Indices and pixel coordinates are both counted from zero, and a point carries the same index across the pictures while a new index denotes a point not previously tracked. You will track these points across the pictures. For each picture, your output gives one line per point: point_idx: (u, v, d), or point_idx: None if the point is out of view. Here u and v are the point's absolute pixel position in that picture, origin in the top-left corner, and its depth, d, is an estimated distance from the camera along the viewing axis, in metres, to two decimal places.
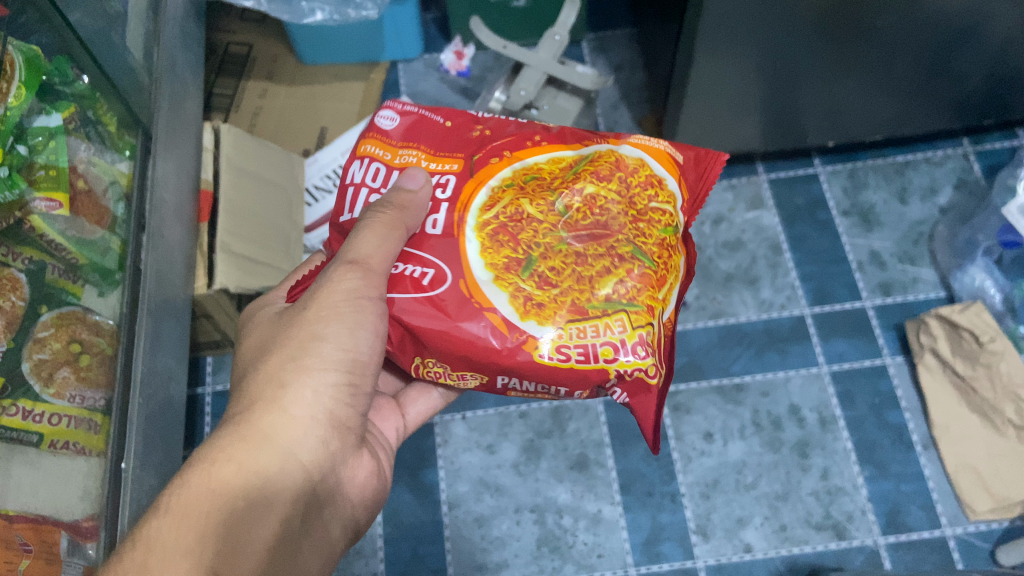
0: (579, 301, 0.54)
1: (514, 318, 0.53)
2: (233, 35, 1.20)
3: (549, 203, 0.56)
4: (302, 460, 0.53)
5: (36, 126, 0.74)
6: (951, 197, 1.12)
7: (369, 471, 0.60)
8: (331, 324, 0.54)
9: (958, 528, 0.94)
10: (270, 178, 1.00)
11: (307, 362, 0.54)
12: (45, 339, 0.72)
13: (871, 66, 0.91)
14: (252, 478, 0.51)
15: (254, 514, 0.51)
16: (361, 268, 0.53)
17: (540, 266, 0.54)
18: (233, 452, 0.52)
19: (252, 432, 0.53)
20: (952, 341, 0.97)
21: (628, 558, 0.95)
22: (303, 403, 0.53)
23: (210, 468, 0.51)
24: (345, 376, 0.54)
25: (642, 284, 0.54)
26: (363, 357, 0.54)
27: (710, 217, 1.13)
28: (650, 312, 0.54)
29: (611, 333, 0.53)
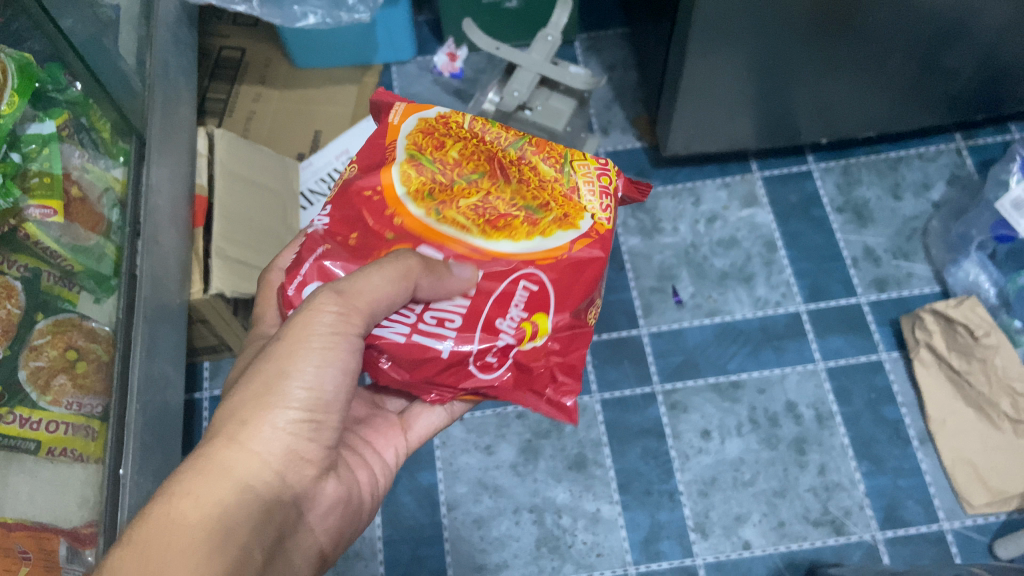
0: (557, 195, 0.59)
1: (539, 246, 0.57)
2: (226, 40, 1.20)
3: (458, 190, 0.58)
4: (260, 492, 0.49)
5: (30, 133, 0.74)
6: (944, 192, 1.12)
7: (337, 496, 0.57)
8: (301, 360, 0.50)
9: (956, 523, 0.94)
10: (264, 183, 1.00)
11: (270, 396, 0.50)
12: (41, 347, 0.72)
13: (863, 63, 0.92)
14: (209, 513, 0.47)
15: (215, 546, 0.46)
16: (343, 303, 0.50)
17: (512, 220, 0.58)
18: (190, 487, 0.48)
19: (210, 468, 0.48)
20: (948, 336, 0.97)
21: (627, 556, 0.95)
22: (262, 435, 0.50)
23: (167, 503, 0.46)
24: (308, 411, 0.51)
25: (539, 148, 0.60)
26: (327, 396, 0.51)
27: (704, 215, 1.13)
28: (570, 156, 0.60)
29: (585, 187, 0.59)
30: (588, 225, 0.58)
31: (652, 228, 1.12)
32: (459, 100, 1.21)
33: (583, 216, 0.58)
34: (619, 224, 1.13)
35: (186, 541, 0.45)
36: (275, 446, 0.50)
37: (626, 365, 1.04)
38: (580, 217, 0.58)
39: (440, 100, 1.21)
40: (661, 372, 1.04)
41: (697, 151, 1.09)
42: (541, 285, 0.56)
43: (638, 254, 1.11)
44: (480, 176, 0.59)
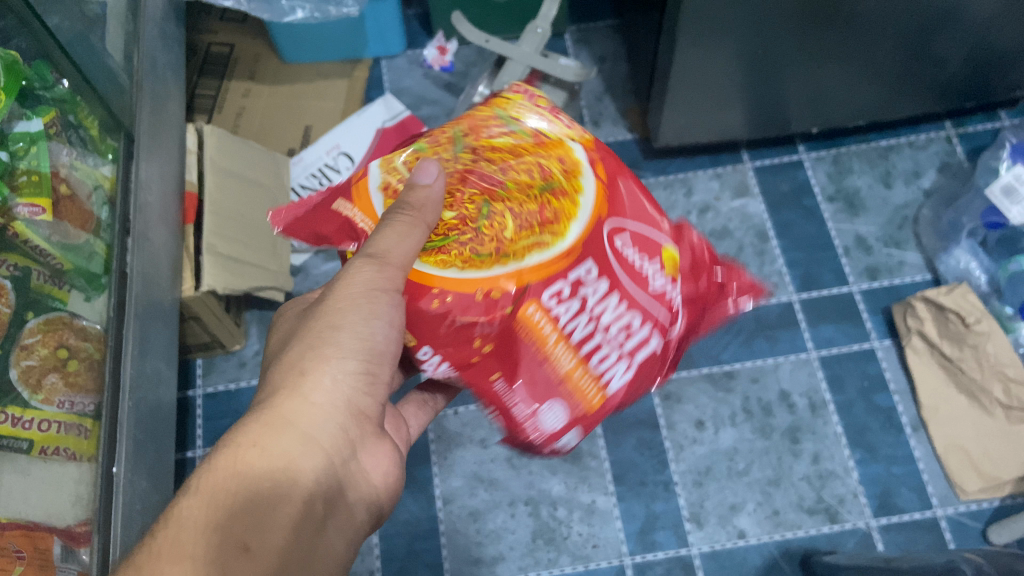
0: (524, 145, 0.55)
1: (586, 183, 0.56)
2: (214, 35, 1.19)
3: (501, 210, 0.54)
4: (324, 444, 0.49)
5: (17, 132, 0.74)
6: (935, 180, 1.13)
7: (393, 458, 0.55)
8: (350, 313, 0.51)
9: (949, 509, 0.95)
10: (253, 179, 1.00)
11: (325, 348, 0.51)
12: (32, 346, 0.71)
13: (853, 51, 0.92)
14: (275, 460, 0.48)
15: (276, 497, 0.47)
16: (377, 263, 0.50)
17: (547, 197, 0.54)
18: (254, 437, 0.48)
19: (273, 417, 0.49)
20: (939, 323, 0.97)
21: (623, 547, 0.95)
22: (322, 388, 0.50)
23: (236, 451, 0.47)
24: (365, 363, 0.51)
25: (475, 130, 0.56)
26: (380, 346, 0.51)
27: (696, 206, 1.13)
28: (497, 107, 0.58)
29: (533, 119, 0.57)
30: (566, 125, 0.58)
31: None
32: (450, 94, 1.21)
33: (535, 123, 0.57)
34: None
35: (252, 491, 0.46)
36: (336, 398, 0.51)
37: None
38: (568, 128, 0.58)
39: (430, 94, 1.20)
40: None
41: (688, 141, 1.09)
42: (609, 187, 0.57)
43: None
44: (493, 201, 0.54)
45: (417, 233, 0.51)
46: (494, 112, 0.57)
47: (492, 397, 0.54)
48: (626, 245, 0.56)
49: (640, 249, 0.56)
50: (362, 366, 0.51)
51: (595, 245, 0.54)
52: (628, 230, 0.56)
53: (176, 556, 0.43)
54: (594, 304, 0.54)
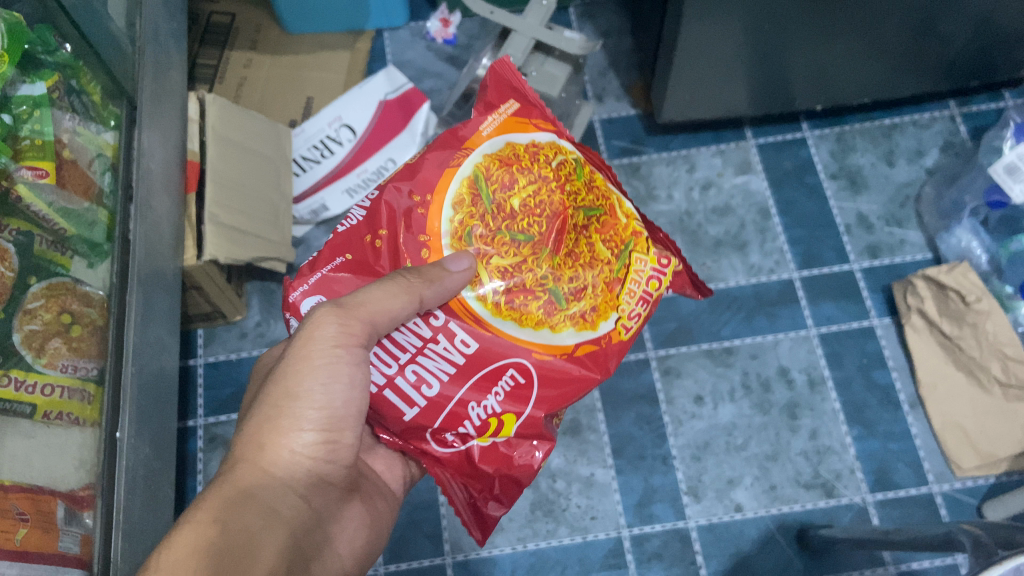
0: (607, 277, 0.57)
1: (553, 341, 0.56)
2: (216, 4, 1.18)
3: (500, 218, 0.56)
4: (283, 517, 0.52)
5: (20, 95, 0.74)
6: (938, 159, 1.12)
7: (357, 525, 0.60)
8: (309, 380, 0.53)
9: (945, 485, 0.96)
10: (256, 149, 0.99)
11: (283, 420, 0.54)
12: (35, 310, 0.71)
13: (860, 29, 0.91)
14: (238, 533, 0.49)
15: (243, 564, 0.47)
16: (344, 313, 0.52)
17: (580, 299, 0.56)
18: (215, 513, 0.50)
19: (234, 493, 0.52)
20: (940, 302, 0.98)
21: (620, 519, 0.96)
22: (282, 460, 0.53)
23: (198, 528, 0.49)
24: (322, 434, 0.54)
25: (606, 226, 0.58)
26: (338, 412, 0.53)
27: (699, 182, 1.13)
28: (637, 244, 0.58)
29: (644, 267, 0.57)
30: (587, 346, 0.56)
31: (646, 195, 1.12)
32: (452, 67, 1.20)
33: (611, 319, 0.57)
34: None
35: (220, 551, 0.48)
36: (295, 471, 0.54)
37: None
38: (602, 338, 0.57)
39: (433, 66, 1.20)
40: (654, 338, 1.04)
41: (692, 117, 1.09)
42: (530, 382, 0.56)
43: None
44: (541, 235, 0.56)
45: (405, 299, 0.52)
46: (656, 296, 0.58)
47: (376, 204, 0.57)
48: (488, 402, 0.55)
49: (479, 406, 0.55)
50: (320, 437, 0.54)
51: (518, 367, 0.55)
52: (495, 392, 0.55)
53: None
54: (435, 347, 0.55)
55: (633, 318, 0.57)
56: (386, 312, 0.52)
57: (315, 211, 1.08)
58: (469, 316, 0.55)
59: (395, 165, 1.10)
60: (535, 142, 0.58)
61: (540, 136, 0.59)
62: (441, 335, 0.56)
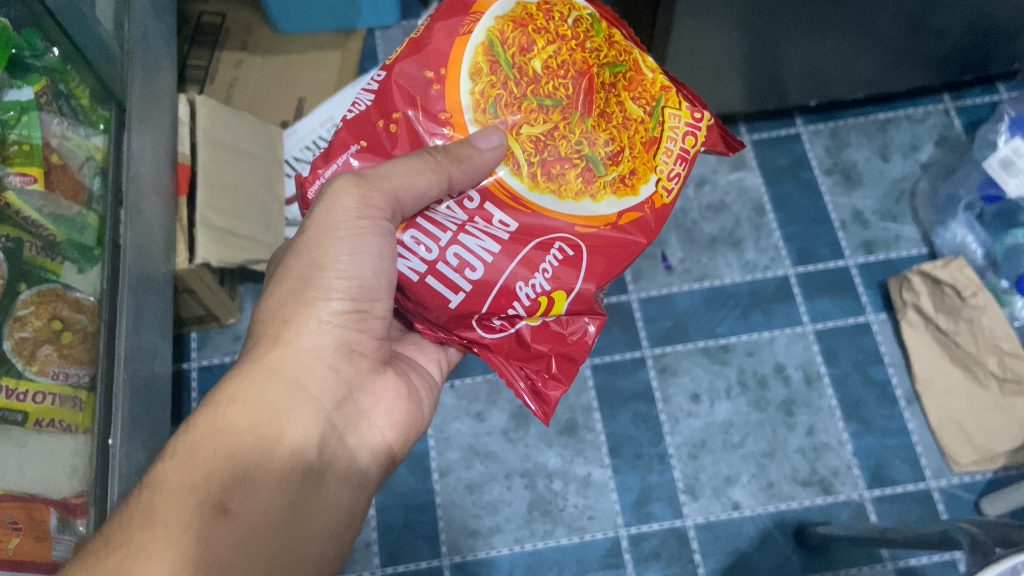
0: (641, 137, 0.57)
1: (596, 210, 0.55)
2: (206, 5, 1.17)
3: (523, 82, 0.54)
4: (311, 391, 0.52)
5: (7, 100, 0.73)
6: (932, 153, 1.12)
7: (399, 394, 0.57)
8: (335, 249, 0.52)
9: (942, 481, 0.96)
10: (247, 150, 0.99)
11: (309, 292, 0.53)
12: (26, 317, 0.71)
13: (852, 24, 0.91)
14: (259, 413, 0.50)
15: (258, 455, 0.49)
16: (364, 184, 0.51)
17: (617, 179, 0.56)
18: (239, 391, 0.51)
19: (260, 368, 0.52)
20: (935, 297, 0.98)
21: (618, 519, 0.96)
22: (308, 332, 0.52)
23: (218, 410, 0.50)
24: (351, 303, 0.53)
25: (631, 84, 0.57)
26: (367, 282, 0.52)
27: (693, 179, 1.12)
28: (667, 97, 0.58)
29: (676, 122, 0.58)
30: (633, 213, 0.56)
31: None
32: None
33: (651, 181, 0.57)
34: None
35: (230, 449, 0.49)
36: (323, 341, 0.53)
37: (616, 330, 1.05)
38: (646, 209, 0.57)
39: None
40: (650, 337, 1.04)
41: None
42: (579, 251, 0.55)
43: None
44: (569, 98, 0.55)
45: (430, 176, 0.51)
46: (693, 152, 0.59)
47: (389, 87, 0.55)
48: (541, 278, 0.54)
49: (531, 284, 0.54)
50: (348, 305, 0.53)
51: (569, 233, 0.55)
52: (542, 269, 0.54)
53: (154, 520, 0.46)
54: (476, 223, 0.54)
55: (672, 178, 0.58)
56: (412, 189, 0.51)
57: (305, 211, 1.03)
58: (507, 193, 0.55)
59: None
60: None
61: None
62: (478, 216, 0.55)
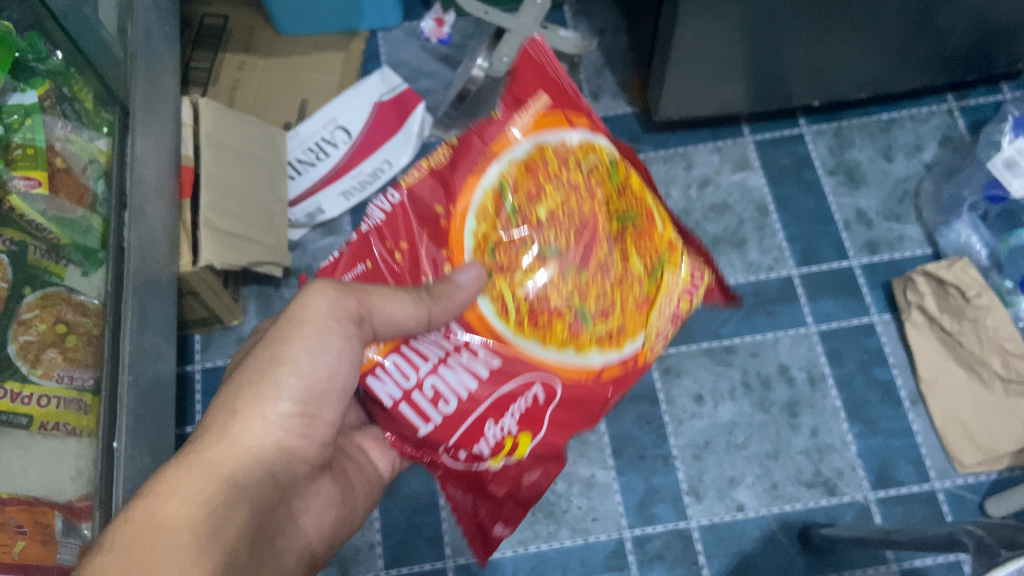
0: (633, 304, 0.55)
1: (583, 360, 0.55)
2: (208, 7, 1.17)
3: (524, 230, 0.55)
4: (250, 490, 0.49)
5: (12, 104, 0.74)
6: (936, 153, 1.12)
7: (324, 504, 0.58)
8: (296, 347, 0.52)
9: (947, 482, 0.95)
10: (251, 153, 0.98)
11: (262, 387, 0.52)
12: (30, 321, 0.71)
13: (855, 24, 0.91)
14: (199, 507, 0.46)
15: (199, 550, 0.44)
16: (343, 290, 0.51)
17: (602, 331, 0.55)
18: (176, 486, 0.47)
19: (202, 461, 0.49)
20: (940, 298, 0.98)
21: (622, 521, 0.96)
22: (252, 428, 0.51)
23: (154, 503, 0.46)
24: (300, 403, 0.52)
25: (638, 256, 0.55)
26: (320, 384, 0.52)
27: (696, 180, 1.12)
28: (667, 255, 0.55)
29: (676, 288, 0.56)
30: (611, 366, 0.55)
31: None
32: (447, 67, 1.20)
33: (637, 339, 0.55)
34: None
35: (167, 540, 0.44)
36: (266, 440, 0.52)
37: None
38: (627, 357, 0.55)
39: (428, 66, 1.19)
40: None
41: (688, 114, 1.08)
42: (551, 398, 0.54)
43: None
44: (567, 256, 0.55)
45: (403, 295, 0.52)
46: (686, 313, 0.57)
47: (399, 203, 0.56)
48: (512, 422, 0.54)
49: (507, 418, 0.54)
50: (297, 408, 0.52)
51: (550, 376, 0.54)
52: (510, 412, 0.54)
53: None
54: (458, 360, 0.55)
55: (660, 337, 0.56)
56: (393, 320, 0.51)
57: (310, 215, 1.09)
58: (486, 327, 0.55)
59: (391, 167, 1.10)
60: (565, 141, 0.55)
61: (572, 129, 0.55)
62: (463, 348, 0.55)
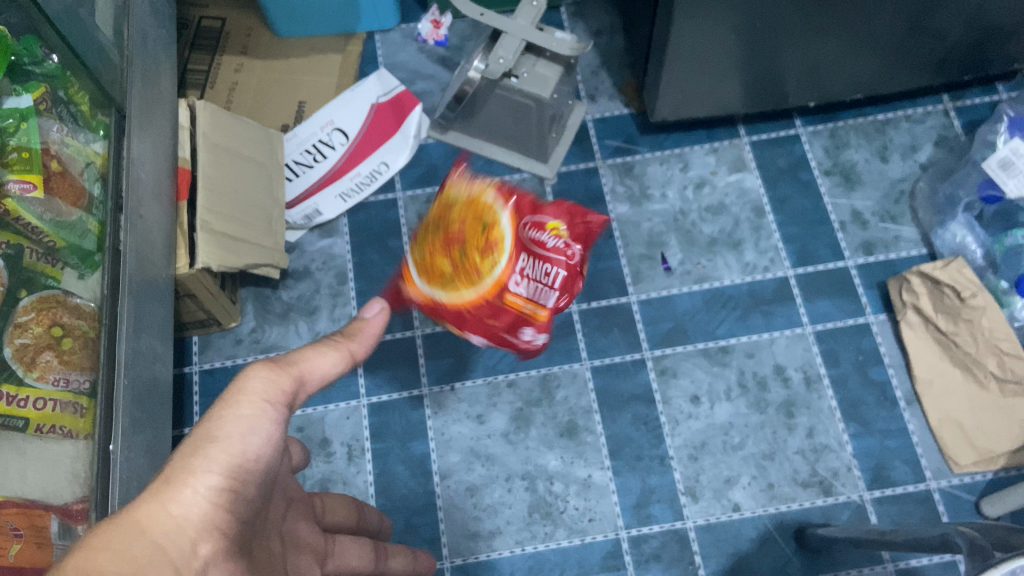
0: None
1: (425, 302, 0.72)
2: (206, 9, 1.18)
3: (443, 246, 0.86)
4: (177, 557, 0.45)
5: (6, 108, 0.74)
6: (932, 154, 1.12)
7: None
8: (230, 423, 0.49)
9: (943, 482, 0.96)
10: (247, 155, 0.99)
11: (193, 460, 0.48)
12: (26, 324, 0.72)
13: (849, 25, 0.91)
14: (126, 567, 0.42)
15: None
16: (275, 367, 0.52)
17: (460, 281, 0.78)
18: (106, 540, 0.43)
19: (127, 521, 0.45)
20: (935, 298, 0.98)
21: (618, 521, 0.96)
22: (181, 498, 0.46)
23: (90, 555, 0.42)
24: (228, 479, 0.48)
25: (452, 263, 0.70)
26: (249, 462, 0.50)
27: (693, 181, 1.13)
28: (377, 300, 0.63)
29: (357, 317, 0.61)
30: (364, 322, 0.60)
31: (640, 195, 1.12)
32: (444, 69, 1.20)
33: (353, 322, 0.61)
34: (606, 192, 1.12)
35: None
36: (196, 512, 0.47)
37: (616, 332, 1.05)
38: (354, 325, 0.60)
39: (425, 68, 1.20)
40: (650, 339, 1.04)
41: (684, 116, 1.09)
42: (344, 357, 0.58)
43: (626, 222, 1.11)
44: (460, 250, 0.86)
45: (333, 358, 0.56)
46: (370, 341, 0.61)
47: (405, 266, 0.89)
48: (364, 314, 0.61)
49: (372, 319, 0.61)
50: (225, 482, 0.48)
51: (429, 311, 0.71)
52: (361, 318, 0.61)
53: None
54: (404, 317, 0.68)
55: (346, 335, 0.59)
56: (319, 369, 0.55)
57: (309, 215, 1.09)
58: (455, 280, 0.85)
59: (388, 169, 1.13)
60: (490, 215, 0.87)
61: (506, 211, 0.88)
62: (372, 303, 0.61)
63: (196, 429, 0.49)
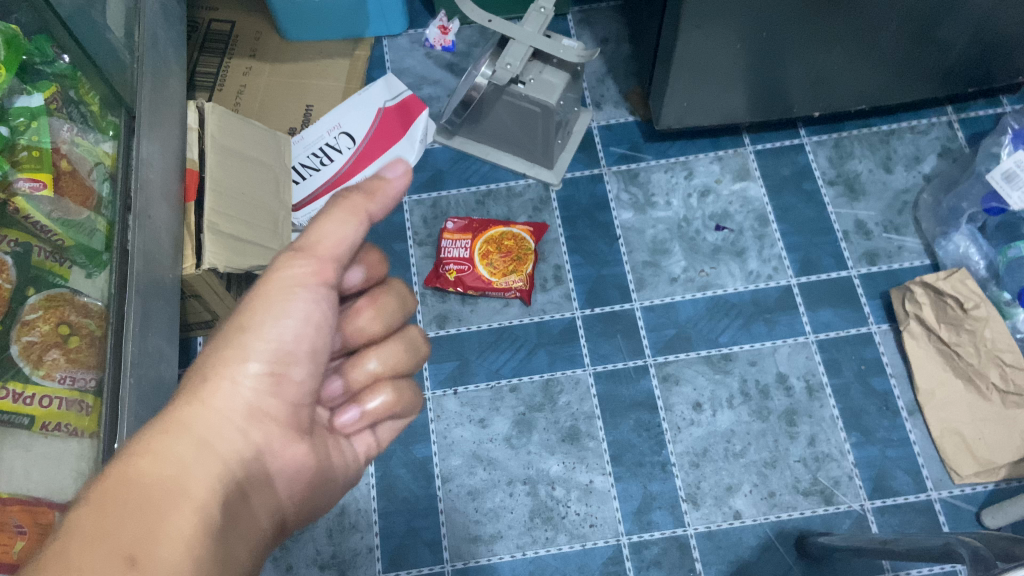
0: None
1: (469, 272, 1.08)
2: (216, 12, 1.18)
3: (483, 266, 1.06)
4: (221, 452, 0.48)
5: (17, 106, 0.75)
6: (935, 165, 1.13)
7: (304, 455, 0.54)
8: (263, 312, 0.50)
9: (944, 492, 0.96)
10: (256, 157, 1.00)
11: (229, 352, 0.49)
12: (33, 322, 0.72)
13: (853, 37, 0.92)
14: (167, 464, 0.45)
15: (167, 501, 0.42)
16: (304, 252, 0.51)
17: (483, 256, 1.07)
18: (148, 442, 0.45)
19: (168, 421, 0.47)
20: (937, 309, 0.99)
21: (619, 527, 0.96)
22: (220, 391, 0.49)
23: (130, 459, 0.44)
24: (270, 365, 0.50)
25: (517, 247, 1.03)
26: (288, 346, 0.50)
27: (697, 189, 1.13)
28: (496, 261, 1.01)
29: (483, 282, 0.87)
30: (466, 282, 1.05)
31: (644, 202, 1.13)
32: (451, 74, 1.21)
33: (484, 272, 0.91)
34: (610, 199, 1.13)
35: (141, 494, 0.42)
36: (235, 403, 0.49)
37: (619, 338, 1.05)
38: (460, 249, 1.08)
39: (432, 73, 1.21)
40: (652, 345, 1.04)
41: (689, 125, 1.09)
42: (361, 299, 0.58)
43: (630, 229, 1.11)
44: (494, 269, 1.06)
45: (354, 223, 0.51)
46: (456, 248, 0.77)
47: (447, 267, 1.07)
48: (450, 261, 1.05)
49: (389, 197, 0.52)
50: (265, 368, 0.50)
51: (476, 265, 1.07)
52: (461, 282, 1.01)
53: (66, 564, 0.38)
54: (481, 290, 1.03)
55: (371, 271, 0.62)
56: (342, 242, 0.51)
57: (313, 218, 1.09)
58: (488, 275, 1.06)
59: None
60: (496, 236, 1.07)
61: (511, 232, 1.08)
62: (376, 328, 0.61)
63: (232, 319, 0.50)
